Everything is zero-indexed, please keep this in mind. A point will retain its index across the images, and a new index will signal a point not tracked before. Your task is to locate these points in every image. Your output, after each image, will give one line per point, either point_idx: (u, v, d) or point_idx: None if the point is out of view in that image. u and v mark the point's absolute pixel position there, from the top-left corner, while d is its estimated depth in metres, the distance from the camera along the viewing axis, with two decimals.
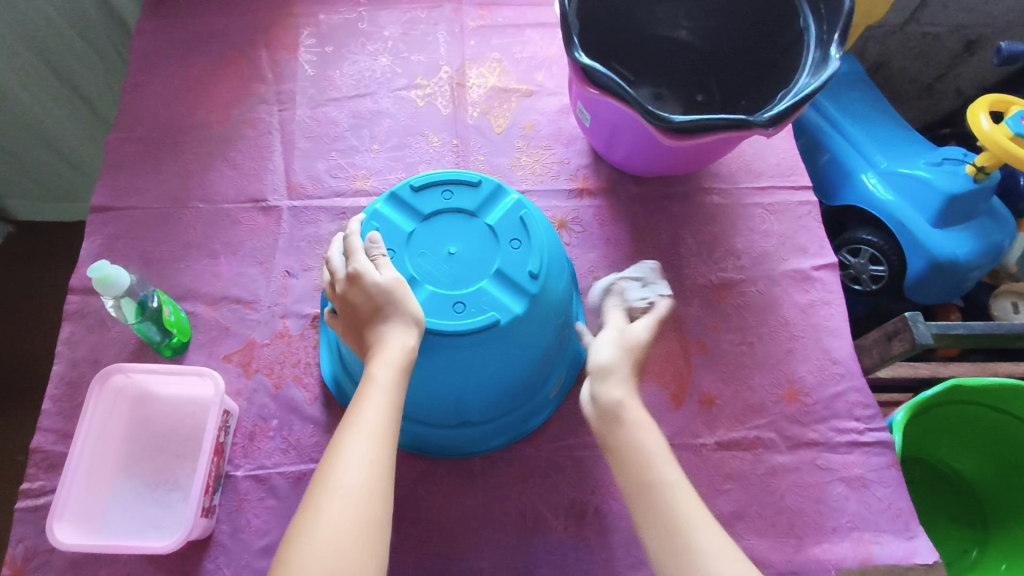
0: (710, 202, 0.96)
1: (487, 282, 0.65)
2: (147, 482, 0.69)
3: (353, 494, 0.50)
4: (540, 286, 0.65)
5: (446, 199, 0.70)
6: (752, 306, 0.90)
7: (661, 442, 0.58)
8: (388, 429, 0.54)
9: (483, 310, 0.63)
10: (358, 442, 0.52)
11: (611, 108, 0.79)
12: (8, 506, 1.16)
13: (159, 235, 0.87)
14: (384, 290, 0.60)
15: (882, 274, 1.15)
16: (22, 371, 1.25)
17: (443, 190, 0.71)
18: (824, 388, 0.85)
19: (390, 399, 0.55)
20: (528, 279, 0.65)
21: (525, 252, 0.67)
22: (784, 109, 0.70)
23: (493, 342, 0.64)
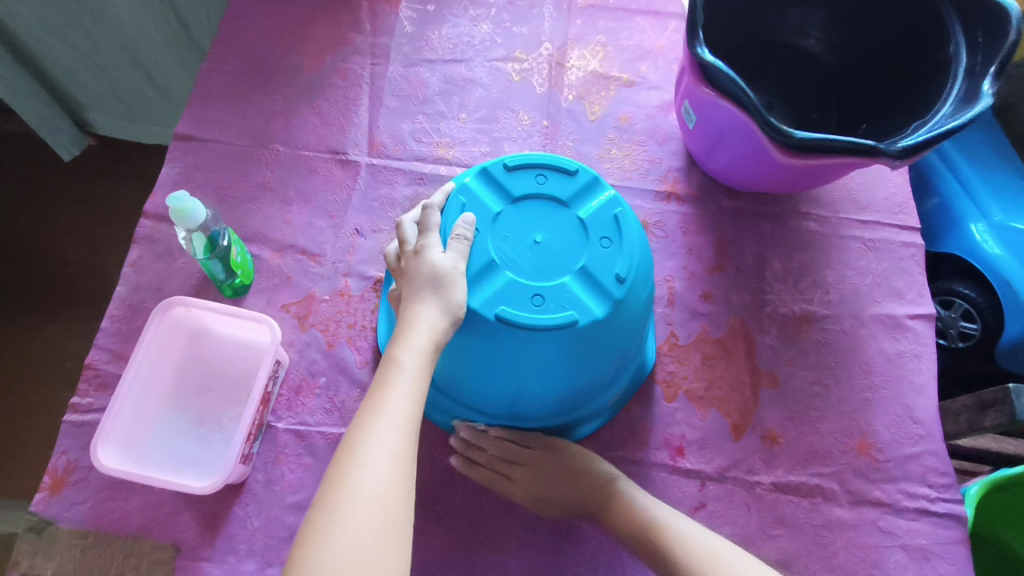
0: (805, 227, 0.90)
1: (570, 278, 0.61)
2: (190, 418, 0.68)
3: (376, 487, 0.47)
4: (622, 291, 0.61)
5: (538, 184, 0.66)
6: (833, 346, 0.84)
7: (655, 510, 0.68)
8: (412, 418, 0.51)
9: (561, 307, 0.60)
10: (383, 433, 0.49)
11: (725, 113, 0.74)
12: (59, 404, 1.19)
13: (237, 173, 0.86)
14: (437, 271, 0.58)
15: (973, 332, 1.07)
16: (90, 278, 1.29)
17: (537, 173, 0.67)
18: (899, 447, 0.79)
19: (416, 386, 0.53)
20: (613, 282, 0.61)
21: (614, 253, 0.63)
22: (920, 141, 0.64)
23: (565, 343, 0.61)
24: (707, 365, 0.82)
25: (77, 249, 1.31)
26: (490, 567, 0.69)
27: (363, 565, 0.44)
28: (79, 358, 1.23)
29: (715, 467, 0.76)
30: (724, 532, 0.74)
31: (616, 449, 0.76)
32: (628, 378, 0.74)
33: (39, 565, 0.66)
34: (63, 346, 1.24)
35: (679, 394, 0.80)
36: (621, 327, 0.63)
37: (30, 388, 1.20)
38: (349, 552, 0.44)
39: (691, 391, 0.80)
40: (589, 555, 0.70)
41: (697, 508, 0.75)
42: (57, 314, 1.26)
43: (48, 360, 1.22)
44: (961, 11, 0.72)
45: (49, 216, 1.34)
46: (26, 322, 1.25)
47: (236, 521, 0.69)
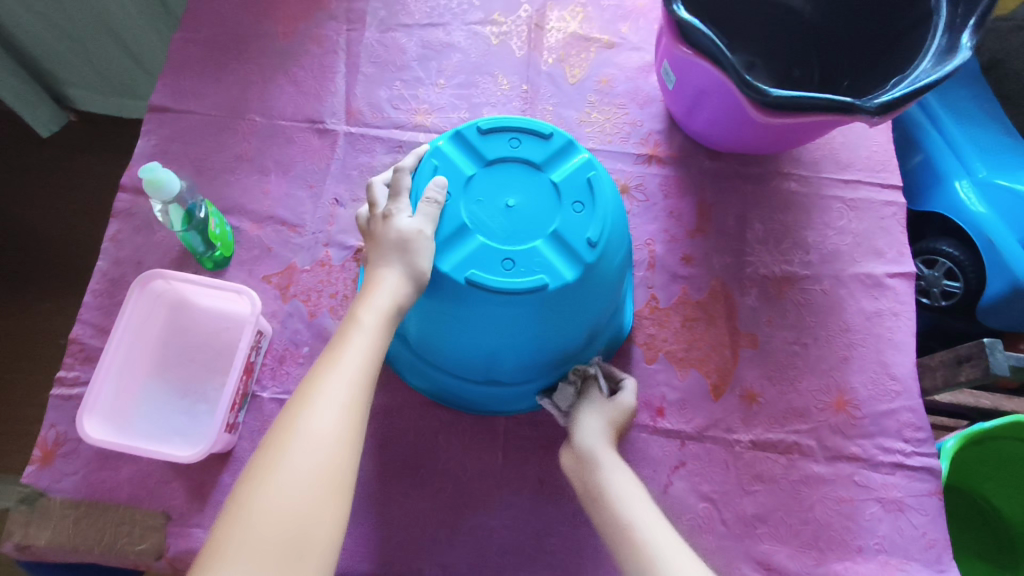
0: (786, 187, 0.90)
1: (541, 242, 0.61)
2: (175, 390, 0.69)
3: (321, 434, 0.47)
4: (593, 255, 0.61)
5: (512, 147, 0.66)
6: (813, 306, 0.84)
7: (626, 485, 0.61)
8: (367, 374, 0.51)
9: (533, 271, 0.60)
10: (335, 384, 0.50)
11: (701, 71, 0.73)
12: (48, 377, 1.22)
13: (213, 144, 0.84)
14: (402, 236, 0.58)
15: (955, 291, 1.08)
16: (70, 255, 1.29)
17: (511, 137, 0.66)
18: (875, 403, 0.80)
19: (374, 346, 0.53)
20: (585, 246, 0.61)
21: (587, 217, 0.63)
22: (895, 97, 0.63)
23: (537, 307, 0.61)
24: (687, 327, 0.82)
25: (60, 225, 1.30)
26: (474, 527, 0.71)
27: (301, 513, 0.44)
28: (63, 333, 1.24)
29: (694, 426, 0.78)
30: (703, 489, 0.75)
31: None
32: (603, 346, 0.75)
33: (32, 535, 0.67)
34: (48, 322, 1.25)
35: (660, 355, 0.81)
36: (594, 290, 0.64)
37: (20, 365, 1.22)
38: (287, 500, 0.44)
39: (672, 352, 0.81)
40: (573, 514, 0.72)
41: (676, 467, 0.76)
42: (42, 290, 1.26)
43: (38, 336, 1.24)
44: None
45: (31, 193, 1.33)
46: (16, 299, 1.25)
47: (225, 489, 0.71)
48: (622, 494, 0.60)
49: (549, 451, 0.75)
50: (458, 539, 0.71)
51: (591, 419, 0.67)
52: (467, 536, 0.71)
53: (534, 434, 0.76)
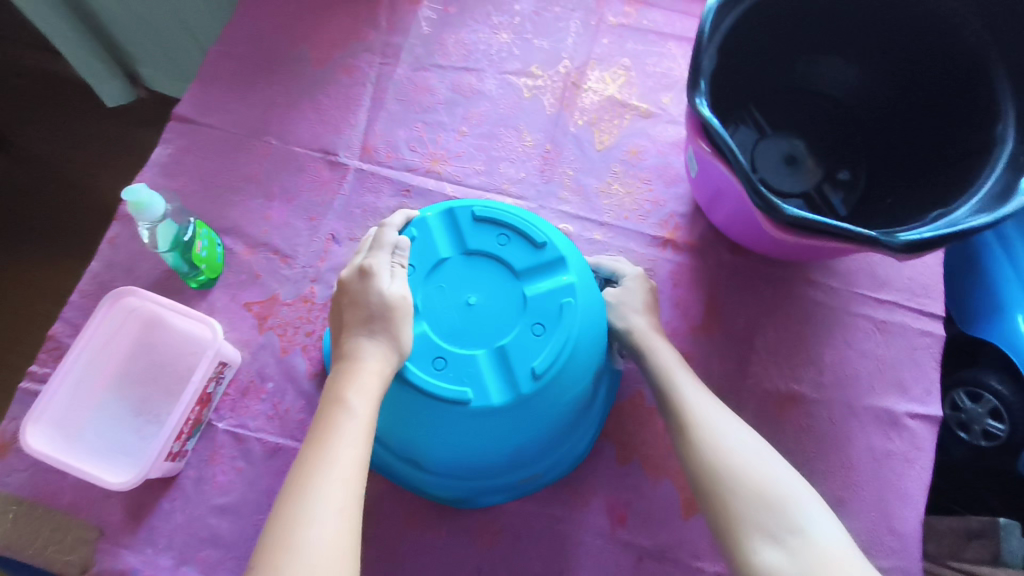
0: (811, 297, 0.82)
1: (483, 353, 0.58)
2: (130, 408, 0.69)
3: (320, 546, 0.44)
4: (528, 388, 0.57)
5: (498, 244, 0.62)
6: (815, 434, 0.76)
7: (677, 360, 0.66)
8: (359, 466, 0.49)
9: (459, 380, 0.57)
10: (329, 487, 0.46)
11: (719, 173, 0.67)
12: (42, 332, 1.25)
13: (226, 160, 0.84)
14: (386, 304, 0.55)
15: (1000, 434, 0.96)
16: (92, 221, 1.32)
17: (502, 232, 0.62)
18: (867, 558, 0.72)
19: (365, 436, 0.50)
20: (527, 376, 0.57)
21: (542, 343, 0.58)
22: (927, 236, 0.56)
23: (454, 418, 0.57)
24: None
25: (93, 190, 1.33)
26: None
27: None
28: (61, 295, 1.28)
29: (656, 544, 0.71)
30: None
31: (553, 506, 0.72)
32: (546, 463, 0.69)
33: None
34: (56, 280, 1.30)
35: (635, 458, 0.74)
36: (533, 417, 0.59)
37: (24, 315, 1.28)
38: None
39: (649, 458, 0.74)
40: None
41: None
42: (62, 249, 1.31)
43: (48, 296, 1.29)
44: (1017, 88, 0.63)
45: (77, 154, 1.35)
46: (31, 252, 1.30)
47: (161, 514, 0.70)
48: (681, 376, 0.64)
49: (494, 540, 0.71)
50: None
51: (620, 310, 0.70)
52: None
53: (482, 519, 0.71)
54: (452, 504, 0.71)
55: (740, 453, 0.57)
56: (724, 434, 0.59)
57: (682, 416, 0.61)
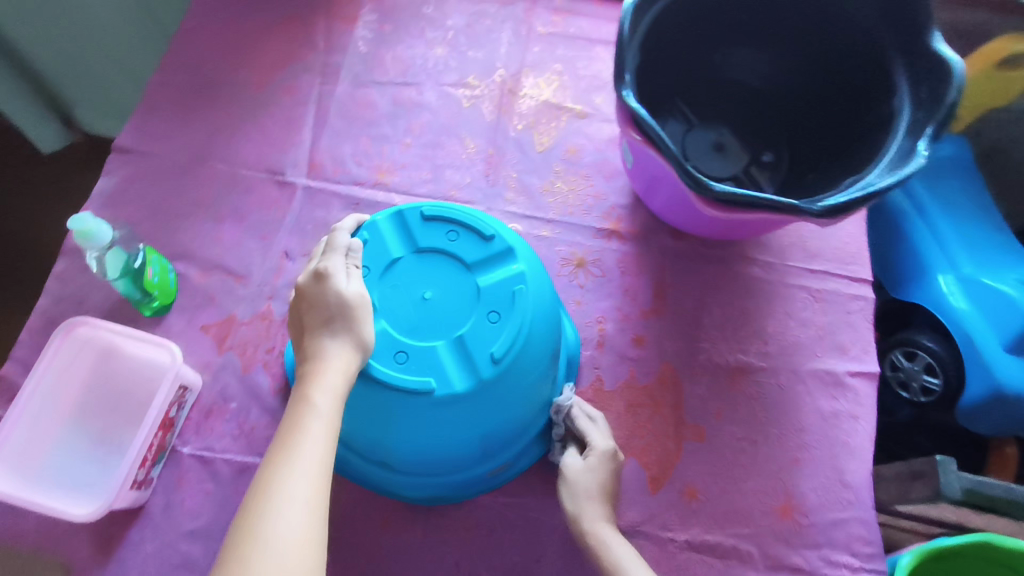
0: (750, 273, 0.87)
1: (443, 344, 0.60)
2: (92, 439, 0.68)
3: (288, 534, 0.43)
4: (489, 372, 0.59)
5: (448, 240, 0.64)
6: (766, 400, 0.81)
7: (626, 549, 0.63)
8: (326, 459, 0.49)
9: (422, 371, 0.58)
10: (297, 478, 0.46)
11: (652, 160, 0.71)
12: None
13: (172, 187, 0.85)
14: (343, 302, 0.56)
15: (935, 388, 1.03)
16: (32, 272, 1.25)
17: (451, 228, 0.65)
18: (824, 511, 0.76)
19: (330, 433, 0.50)
20: (486, 361, 0.59)
21: (498, 329, 0.60)
22: (842, 201, 0.61)
23: (419, 409, 0.59)
24: (631, 413, 0.79)
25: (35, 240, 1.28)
26: None
27: None
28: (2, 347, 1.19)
29: (627, 520, 0.74)
30: None
31: (525, 495, 0.73)
32: (514, 452, 0.71)
33: None
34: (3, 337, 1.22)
35: None
36: (498, 402, 0.61)
37: None
38: None
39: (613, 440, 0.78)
40: None
41: None
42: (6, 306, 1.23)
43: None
44: (909, 63, 0.69)
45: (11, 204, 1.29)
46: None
47: (129, 545, 0.69)
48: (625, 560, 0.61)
49: (470, 534, 0.72)
50: None
51: (569, 478, 0.67)
52: None
53: (457, 515, 0.72)
54: (428, 503, 0.72)
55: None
56: None
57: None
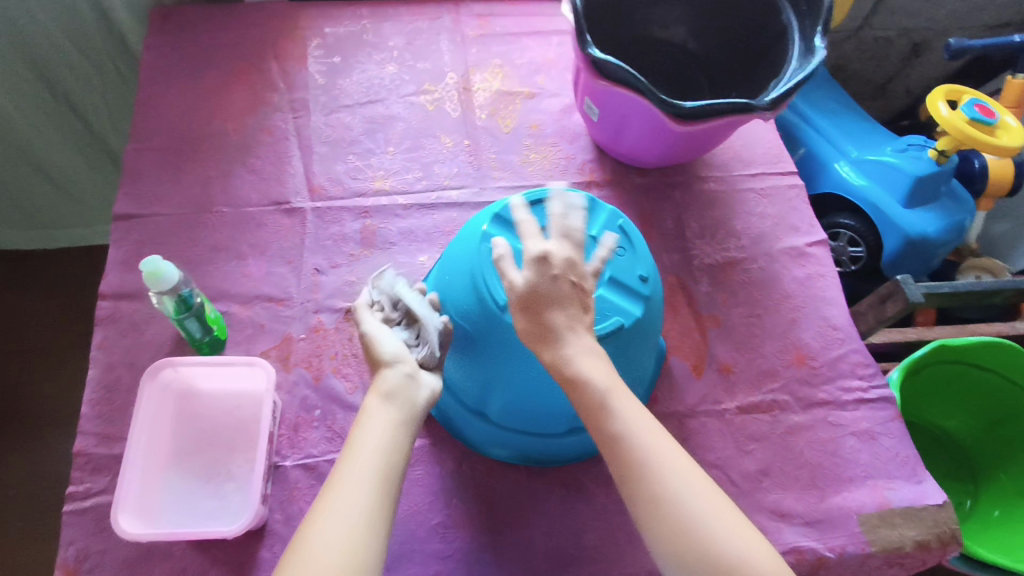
0: (707, 188, 1.03)
1: (604, 290, 0.72)
2: (200, 475, 0.70)
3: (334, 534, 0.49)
4: (651, 290, 0.74)
5: (547, 215, 0.75)
6: (756, 282, 0.97)
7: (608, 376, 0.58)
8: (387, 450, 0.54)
9: (607, 318, 0.70)
10: (353, 475, 0.52)
11: (623, 100, 0.85)
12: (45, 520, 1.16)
13: (186, 239, 0.87)
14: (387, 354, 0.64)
15: (860, 255, 1.28)
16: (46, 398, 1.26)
17: (543, 206, 0.76)
18: (828, 351, 0.92)
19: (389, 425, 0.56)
20: (639, 283, 0.73)
21: (630, 258, 0.75)
22: (781, 92, 0.78)
23: (615, 346, 0.71)
24: None
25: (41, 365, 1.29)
26: (517, 543, 0.75)
27: None
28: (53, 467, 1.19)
29: (687, 406, 0.87)
30: (708, 457, 0.84)
31: None
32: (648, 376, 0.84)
33: None
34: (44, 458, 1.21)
35: None
36: (654, 318, 0.76)
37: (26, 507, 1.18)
38: None
39: None
40: (602, 507, 0.78)
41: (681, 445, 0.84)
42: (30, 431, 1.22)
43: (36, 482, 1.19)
44: None
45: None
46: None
47: (264, 564, 0.70)
48: (615, 394, 0.57)
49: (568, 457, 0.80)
50: (504, 555, 0.74)
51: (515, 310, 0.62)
52: (510, 552, 0.74)
53: None
54: None
55: (701, 515, 0.53)
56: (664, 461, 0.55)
57: (629, 464, 0.55)
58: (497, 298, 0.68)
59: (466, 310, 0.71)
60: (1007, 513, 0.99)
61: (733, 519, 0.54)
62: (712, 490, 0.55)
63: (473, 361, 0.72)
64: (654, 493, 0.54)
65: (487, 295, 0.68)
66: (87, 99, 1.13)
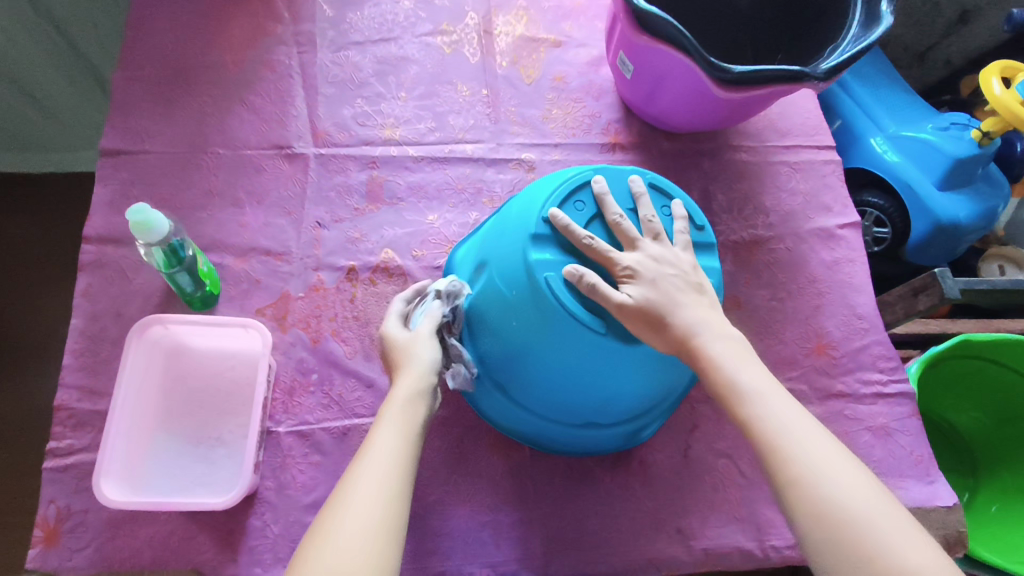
0: (739, 158, 0.97)
1: None
2: (189, 439, 0.66)
3: (366, 497, 0.49)
4: (713, 235, 0.66)
5: (580, 208, 0.63)
6: (781, 263, 0.92)
7: (734, 350, 0.56)
8: (407, 433, 0.55)
9: None
10: (375, 450, 0.52)
11: (663, 58, 0.78)
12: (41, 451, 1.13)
13: (178, 181, 0.81)
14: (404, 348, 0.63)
15: (885, 236, 1.21)
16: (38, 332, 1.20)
17: (573, 201, 0.63)
18: (850, 342, 0.88)
19: (409, 409, 0.57)
20: (697, 232, 0.65)
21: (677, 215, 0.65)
22: (839, 61, 0.72)
23: None
24: None
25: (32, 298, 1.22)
26: (516, 525, 0.72)
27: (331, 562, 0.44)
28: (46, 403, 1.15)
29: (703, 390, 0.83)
30: (719, 446, 0.80)
31: None
32: None
33: None
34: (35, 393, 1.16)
35: None
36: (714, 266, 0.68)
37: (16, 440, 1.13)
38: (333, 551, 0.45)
39: None
40: (606, 491, 0.75)
41: (692, 431, 0.80)
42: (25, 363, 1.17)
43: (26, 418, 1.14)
44: None
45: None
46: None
47: (254, 533, 0.68)
48: (737, 363, 0.55)
49: None
50: (503, 536, 0.71)
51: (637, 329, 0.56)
52: (509, 533, 0.72)
53: None
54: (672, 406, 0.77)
55: (846, 497, 0.48)
56: (793, 433, 0.51)
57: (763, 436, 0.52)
58: (588, 320, 0.59)
59: (540, 339, 0.61)
60: (1006, 510, 0.99)
61: (893, 516, 0.47)
62: (872, 484, 0.49)
63: (555, 380, 0.64)
64: (793, 476, 0.50)
65: (576, 321, 0.58)
66: (68, 10, 1.00)
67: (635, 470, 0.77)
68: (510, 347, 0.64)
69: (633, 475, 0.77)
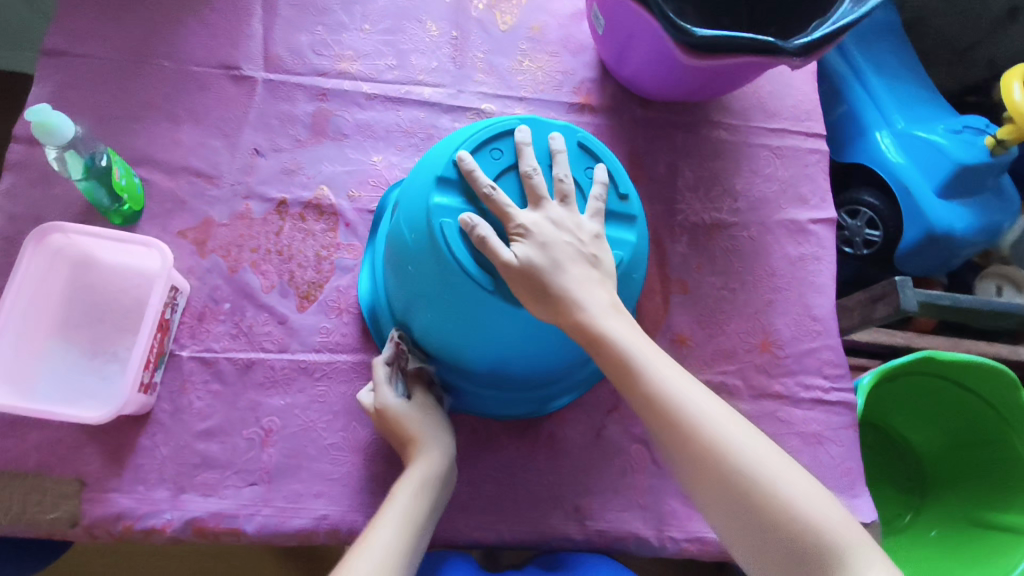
0: (716, 136, 0.91)
1: None
2: (85, 351, 0.65)
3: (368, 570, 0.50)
4: (637, 207, 0.62)
5: (496, 157, 0.59)
6: (740, 251, 0.87)
7: (625, 323, 0.53)
8: (418, 520, 0.56)
9: None
10: (387, 529, 0.55)
11: (632, 14, 0.72)
12: None
13: (117, 90, 0.78)
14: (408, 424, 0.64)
15: (876, 239, 1.14)
16: None
17: (490, 148, 0.59)
18: (798, 343, 0.84)
19: (419, 490, 0.59)
20: (620, 202, 0.61)
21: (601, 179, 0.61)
22: (818, 36, 0.66)
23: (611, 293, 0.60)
24: None
25: None
26: None
27: None
28: None
29: None
30: (636, 431, 0.77)
31: None
32: None
33: None
34: None
35: None
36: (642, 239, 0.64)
37: None
38: None
39: None
40: (507, 460, 0.73)
41: (610, 411, 0.78)
42: None
43: None
44: None
45: None
46: None
47: (143, 452, 0.68)
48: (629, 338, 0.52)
49: None
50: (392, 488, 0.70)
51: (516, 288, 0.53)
52: None
53: None
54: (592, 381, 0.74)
55: (755, 466, 0.47)
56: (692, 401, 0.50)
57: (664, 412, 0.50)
58: (477, 275, 0.56)
59: (434, 290, 0.58)
60: (945, 534, 0.96)
61: (798, 478, 0.47)
62: (776, 453, 0.48)
63: (450, 336, 0.61)
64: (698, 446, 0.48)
65: (465, 275, 0.56)
66: None
67: (542, 443, 0.75)
68: (406, 291, 0.62)
69: (539, 448, 0.75)
